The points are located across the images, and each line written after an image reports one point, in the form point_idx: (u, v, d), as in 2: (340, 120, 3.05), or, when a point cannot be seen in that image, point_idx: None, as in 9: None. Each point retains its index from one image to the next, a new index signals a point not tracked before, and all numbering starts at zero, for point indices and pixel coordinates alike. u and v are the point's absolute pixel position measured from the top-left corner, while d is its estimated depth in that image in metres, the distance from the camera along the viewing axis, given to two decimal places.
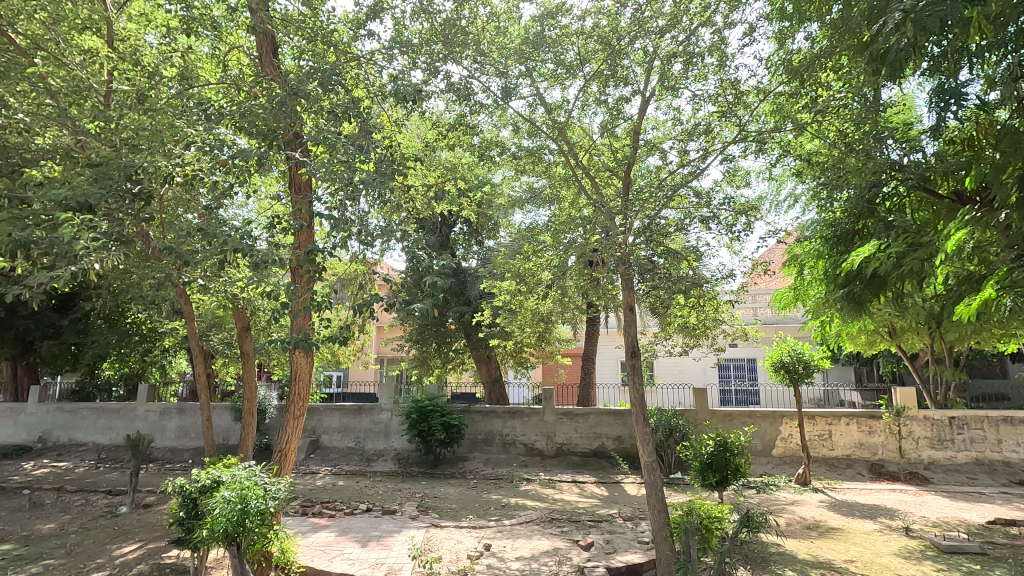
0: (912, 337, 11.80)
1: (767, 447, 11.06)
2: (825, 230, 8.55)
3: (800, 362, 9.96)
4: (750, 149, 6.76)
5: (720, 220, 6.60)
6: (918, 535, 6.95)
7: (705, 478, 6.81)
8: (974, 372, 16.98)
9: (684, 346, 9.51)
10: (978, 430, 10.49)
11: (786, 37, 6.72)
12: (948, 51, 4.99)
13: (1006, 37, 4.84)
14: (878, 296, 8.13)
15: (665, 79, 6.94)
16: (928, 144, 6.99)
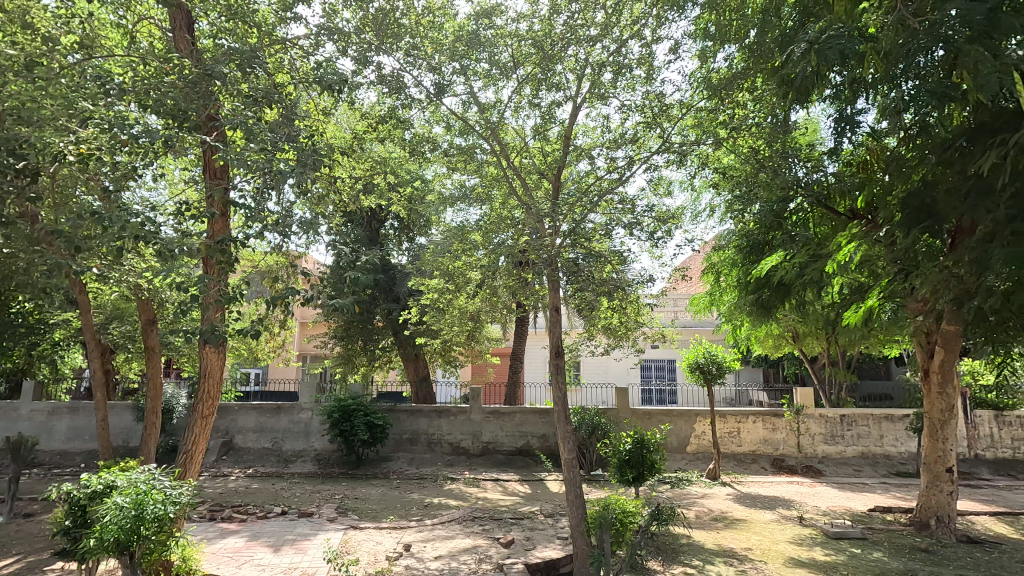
0: (812, 342, 12.82)
1: (681, 444, 11.64)
2: (739, 240, 9.08)
3: (713, 363, 10.53)
4: (673, 160, 7.07)
5: (644, 226, 6.87)
6: (810, 523, 7.57)
7: (622, 475, 7.07)
8: (864, 374, 18.67)
9: (607, 347, 9.81)
10: (864, 427, 11.55)
11: (707, 56, 7.11)
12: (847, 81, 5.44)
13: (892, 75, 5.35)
14: (783, 303, 8.75)
15: (595, 87, 7.15)
16: (829, 164, 7.62)
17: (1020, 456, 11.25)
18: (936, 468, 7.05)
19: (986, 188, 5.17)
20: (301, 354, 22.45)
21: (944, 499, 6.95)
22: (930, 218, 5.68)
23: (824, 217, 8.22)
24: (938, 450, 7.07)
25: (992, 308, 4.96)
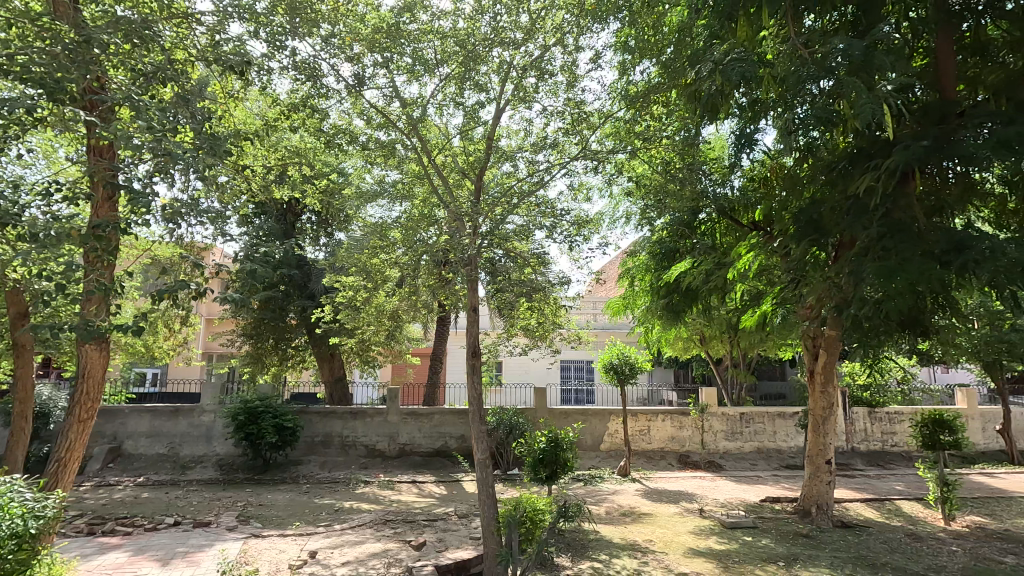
0: (717, 344, 13.66)
1: (595, 442, 12.01)
2: (652, 248, 9.49)
3: (626, 364, 10.95)
4: (591, 166, 7.28)
5: (562, 230, 7.05)
6: (709, 515, 8.05)
7: (536, 474, 7.17)
8: (762, 375, 20.16)
9: (526, 347, 9.93)
10: (760, 424, 12.48)
11: (626, 68, 7.38)
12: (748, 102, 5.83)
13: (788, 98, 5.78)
14: (691, 307, 9.26)
15: (518, 91, 7.22)
16: (735, 178, 8.13)
17: (888, 448, 12.59)
18: (818, 460, 7.69)
19: (862, 208, 5.73)
20: (206, 354, 21.01)
21: (824, 488, 7.60)
22: (816, 232, 6.21)
23: (729, 228, 8.78)
24: (820, 443, 7.71)
25: (863, 316, 5.50)
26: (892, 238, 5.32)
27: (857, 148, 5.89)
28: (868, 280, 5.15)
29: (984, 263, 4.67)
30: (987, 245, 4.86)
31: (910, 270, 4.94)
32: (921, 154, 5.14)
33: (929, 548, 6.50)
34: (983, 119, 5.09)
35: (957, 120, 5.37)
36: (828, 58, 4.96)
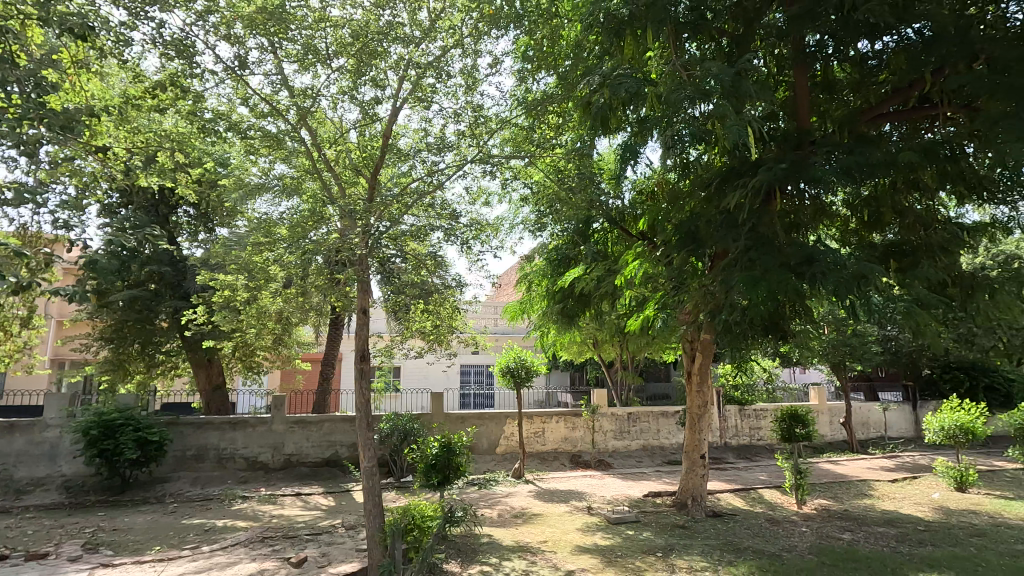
0: (609, 348, 14.29)
1: (491, 446, 12.03)
2: (548, 253, 9.63)
3: (522, 367, 11.09)
4: (488, 170, 7.31)
5: (480, 234, 7.29)
6: (596, 512, 8.34)
7: (427, 480, 7.01)
8: (650, 377, 21.44)
9: (422, 351, 9.75)
10: (646, 423, 13.25)
11: (526, 77, 7.51)
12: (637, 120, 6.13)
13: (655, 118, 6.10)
14: (583, 312, 9.58)
15: (415, 90, 7.09)
16: (627, 190, 8.53)
17: (754, 442, 13.88)
18: (693, 455, 8.19)
19: (732, 222, 6.24)
20: (55, 361, 18.43)
21: (698, 481, 8.15)
22: (693, 243, 6.67)
23: (620, 238, 9.05)
24: (695, 439, 8.21)
25: (731, 321, 5.97)
26: (755, 250, 5.84)
27: (729, 167, 6.42)
28: (735, 287, 5.61)
29: (829, 274, 5.26)
30: (831, 258, 5.49)
31: (770, 280, 5.45)
32: (780, 176, 5.71)
33: (784, 530, 7.19)
34: (829, 148, 5.75)
35: (809, 147, 6.02)
36: (703, 81, 5.36)
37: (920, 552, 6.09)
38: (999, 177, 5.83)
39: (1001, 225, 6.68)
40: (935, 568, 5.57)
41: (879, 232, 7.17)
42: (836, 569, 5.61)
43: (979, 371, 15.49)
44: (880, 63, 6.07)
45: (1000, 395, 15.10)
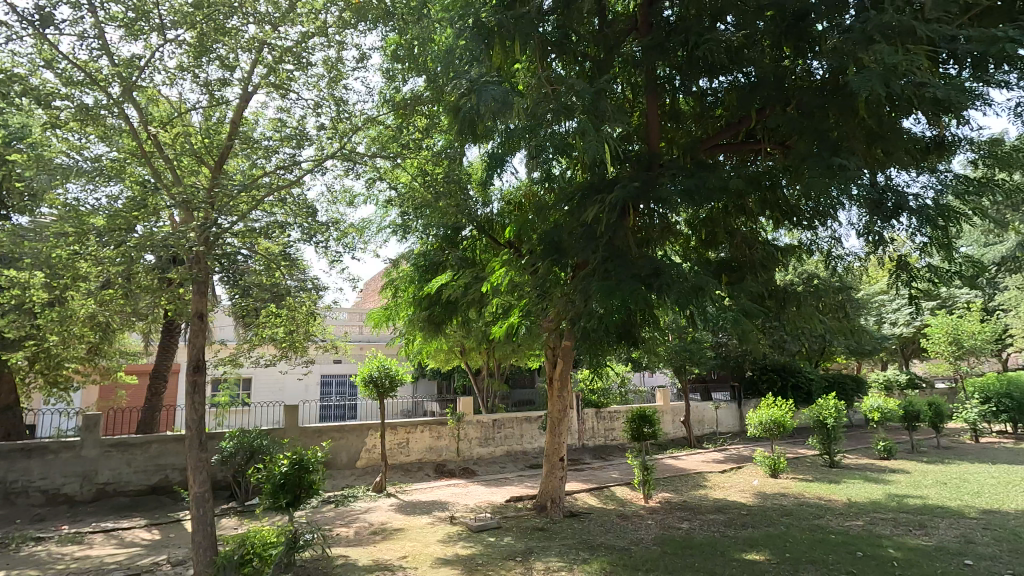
0: (476, 356, 14.32)
1: (351, 460, 11.37)
2: (416, 259, 9.30)
3: (386, 376, 10.53)
4: (352, 168, 6.92)
5: (342, 238, 6.94)
6: (459, 521, 8.18)
7: (274, 501, 6.33)
8: (515, 383, 21.97)
9: (274, 360, 8.92)
10: (510, 428, 13.52)
11: (395, 76, 7.27)
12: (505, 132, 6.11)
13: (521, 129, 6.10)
14: (450, 319, 9.44)
15: (270, 75, 6.49)
16: (496, 200, 8.57)
17: (609, 442, 14.80)
18: (553, 458, 8.40)
19: (591, 234, 6.56)
20: None
21: (557, 483, 8.39)
22: (556, 253, 6.89)
23: (488, 247, 9.04)
24: (555, 442, 8.43)
25: (589, 328, 6.23)
26: (612, 262, 6.21)
27: (589, 183, 6.74)
28: (593, 295, 5.87)
29: (673, 285, 5.73)
30: (675, 271, 5.98)
31: (623, 289, 5.80)
32: (632, 194, 6.14)
33: (632, 524, 7.68)
34: (675, 170, 6.30)
35: (659, 169, 6.55)
36: (566, 97, 5.57)
37: (743, 534, 6.85)
38: (805, 206, 6.83)
39: (805, 248, 7.86)
40: (755, 547, 6.29)
41: (713, 250, 8.03)
42: (677, 557, 6.07)
43: (788, 372, 18.13)
44: (716, 101, 6.81)
45: (803, 392, 17.83)
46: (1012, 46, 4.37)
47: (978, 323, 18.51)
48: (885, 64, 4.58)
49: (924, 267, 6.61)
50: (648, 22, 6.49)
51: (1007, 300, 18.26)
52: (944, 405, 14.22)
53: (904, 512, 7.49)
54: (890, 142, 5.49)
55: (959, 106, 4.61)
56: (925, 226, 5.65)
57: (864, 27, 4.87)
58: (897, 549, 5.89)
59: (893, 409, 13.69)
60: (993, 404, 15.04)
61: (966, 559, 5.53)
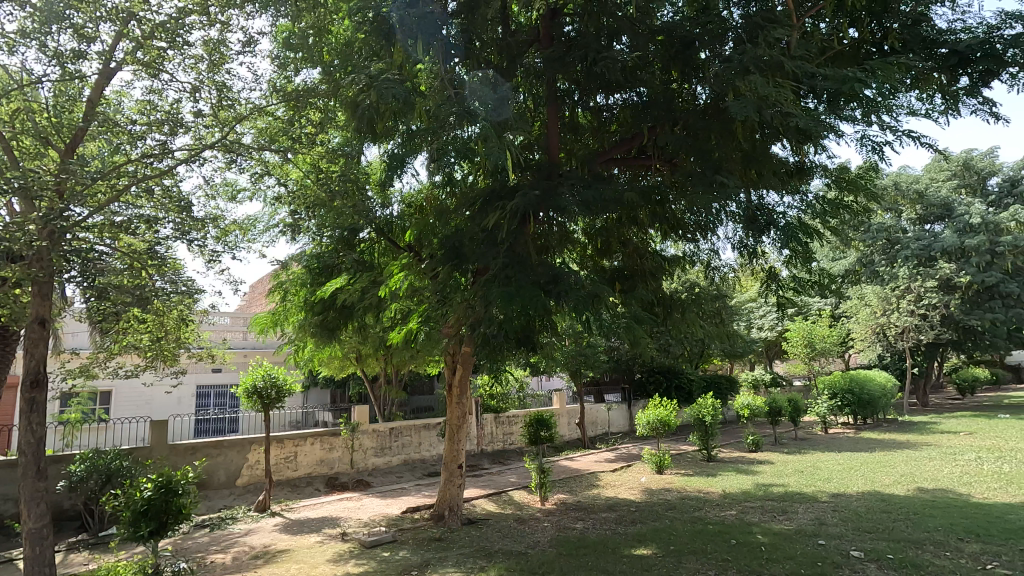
0: (372, 362, 13.77)
1: (230, 478, 10.41)
2: (308, 260, 8.70)
3: (272, 387, 9.73)
4: (235, 160, 6.54)
5: (228, 236, 6.75)
6: (351, 537, 7.75)
7: (132, 531, 5.59)
8: (413, 391, 21.53)
9: (137, 370, 7.92)
10: (407, 437, 13.18)
11: (287, 67, 6.82)
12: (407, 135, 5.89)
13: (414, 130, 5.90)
14: (345, 324, 9.00)
15: (140, 52, 5.82)
16: (396, 202, 8.30)
17: (507, 446, 14.92)
18: (451, 466, 8.24)
19: (492, 240, 6.54)
20: None
21: (455, 491, 8.25)
22: (456, 258, 6.80)
23: (387, 249, 8.64)
24: (453, 450, 8.28)
25: (489, 333, 6.20)
26: (512, 268, 6.23)
27: (490, 189, 6.77)
28: (493, 302, 5.86)
29: (570, 292, 5.89)
30: (572, 278, 6.14)
31: (523, 296, 5.84)
32: (532, 202, 6.25)
33: (529, 528, 7.76)
34: (574, 180, 6.48)
35: (558, 178, 6.70)
36: (469, 101, 5.53)
37: (632, 530, 7.17)
38: (689, 220, 7.33)
39: (688, 259, 8.46)
40: (643, 542, 6.60)
41: (608, 259, 8.39)
42: (572, 558, 6.20)
43: (672, 374, 19.47)
44: (611, 116, 7.24)
45: (685, 392, 19.25)
46: (859, 86, 5.00)
47: (827, 328, 21.13)
48: (759, 94, 5.04)
49: (787, 278, 7.38)
50: (550, 34, 6.64)
51: (850, 308, 21.04)
52: (800, 400, 15.88)
53: (770, 500, 8.27)
54: (762, 164, 6.04)
55: (817, 136, 5.19)
56: (789, 242, 6.30)
57: (741, 58, 5.33)
58: (764, 535, 6.47)
59: (760, 406, 15.17)
60: (839, 398, 17.20)
61: (820, 539, 6.20)
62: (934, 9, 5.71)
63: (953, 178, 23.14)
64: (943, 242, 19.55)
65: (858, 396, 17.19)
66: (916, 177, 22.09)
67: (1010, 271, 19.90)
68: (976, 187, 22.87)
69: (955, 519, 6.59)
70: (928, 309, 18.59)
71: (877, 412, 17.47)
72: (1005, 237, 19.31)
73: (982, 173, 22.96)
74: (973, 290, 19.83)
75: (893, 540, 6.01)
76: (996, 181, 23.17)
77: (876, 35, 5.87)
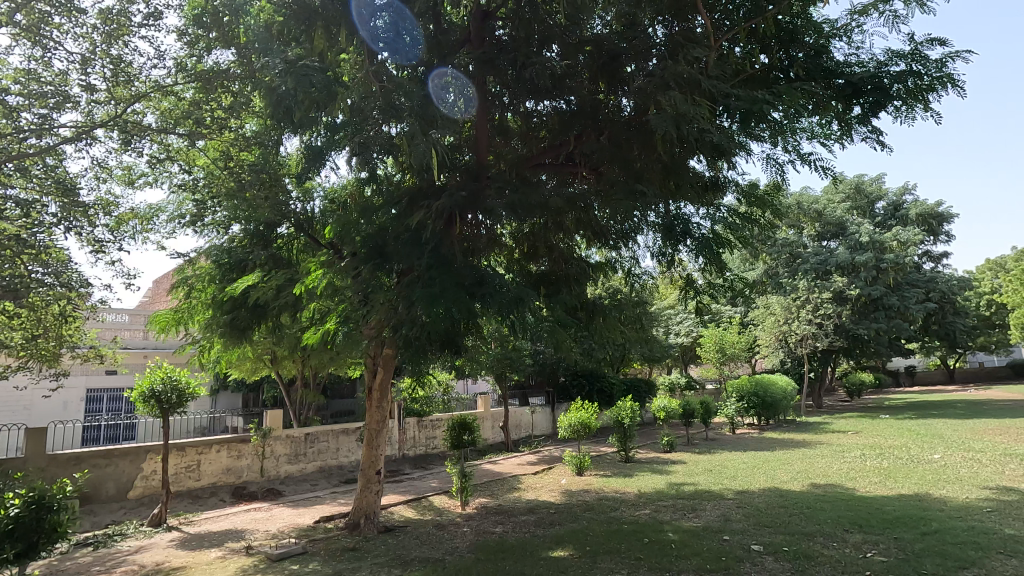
0: (288, 364, 13.09)
1: (120, 490, 9.46)
2: (218, 255, 8.02)
3: (173, 391, 8.93)
4: (131, 143, 6.26)
5: (123, 225, 6.74)
6: (256, 550, 7.24)
7: None
8: (333, 394, 20.79)
9: (8, 370, 7.06)
10: (324, 442, 12.64)
11: (196, 49, 6.36)
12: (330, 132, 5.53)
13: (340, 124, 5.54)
14: (257, 325, 8.34)
15: (20, 16, 5.23)
16: (317, 198, 7.96)
17: (430, 450, 14.69)
18: (369, 473, 7.93)
19: (416, 240, 6.33)
20: None
21: (372, 498, 7.95)
22: (379, 257, 6.52)
23: (306, 247, 8.21)
24: (371, 455, 7.98)
25: (412, 336, 6.02)
26: (437, 269, 6.05)
27: (417, 188, 6.62)
28: (416, 303, 5.69)
29: (495, 295, 5.82)
30: (496, 280, 6.09)
31: (446, 297, 5.70)
32: (458, 202, 6.18)
33: (448, 533, 7.63)
34: (501, 183, 6.44)
35: (485, 180, 6.64)
36: (394, 96, 5.37)
37: (551, 533, 7.23)
38: (612, 228, 7.54)
39: (611, 265, 8.70)
40: (560, 544, 6.67)
41: (534, 263, 8.46)
42: (490, 563, 6.14)
43: (594, 377, 20.04)
44: (541, 123, 7.22)
45: (606, 395, 19.90)
46: (767, 108, 5.36)
47: (736, 335, 22.60)
48: (677, 110, 5.24)
49: (701, 287, 7.76)
50: (480, 36, 6.58)
51: (757, 316, 22.57)
52: (711, 403, 16.78)
53: (681, 498, 8.65)
54: (680, 177, 6.33)
55: (729, 153, 5.48)
56: (702, 252, 6.62)
57: (663, 74, 5.54)
58: (675, 532, 6.73)
59: (675, 408, 15.89)
60: (745, 401, 18.36)
61: (725, 535, 6.53)
62: (833, 42, 6.19)
63: (847, 201, 25.45)
64: (837, 258, 21.44)
65: (762, 399, 18.42)
66: (815, 198, 24.13)
67: (892, 285, 22.13)
68: (866, 209, 25.29)
69: (842, 511, 7.20)
70: (823, 318, 20.29)
71: (778, 413, 18.82)
72: (888, 254, 21.36)
73: (871, 197, 25.45)
74: (862, 302, 21.78)
75: (789, 533, 6.44)
76: (882, 204, 25.75)
77: (783, 62, 6.28)
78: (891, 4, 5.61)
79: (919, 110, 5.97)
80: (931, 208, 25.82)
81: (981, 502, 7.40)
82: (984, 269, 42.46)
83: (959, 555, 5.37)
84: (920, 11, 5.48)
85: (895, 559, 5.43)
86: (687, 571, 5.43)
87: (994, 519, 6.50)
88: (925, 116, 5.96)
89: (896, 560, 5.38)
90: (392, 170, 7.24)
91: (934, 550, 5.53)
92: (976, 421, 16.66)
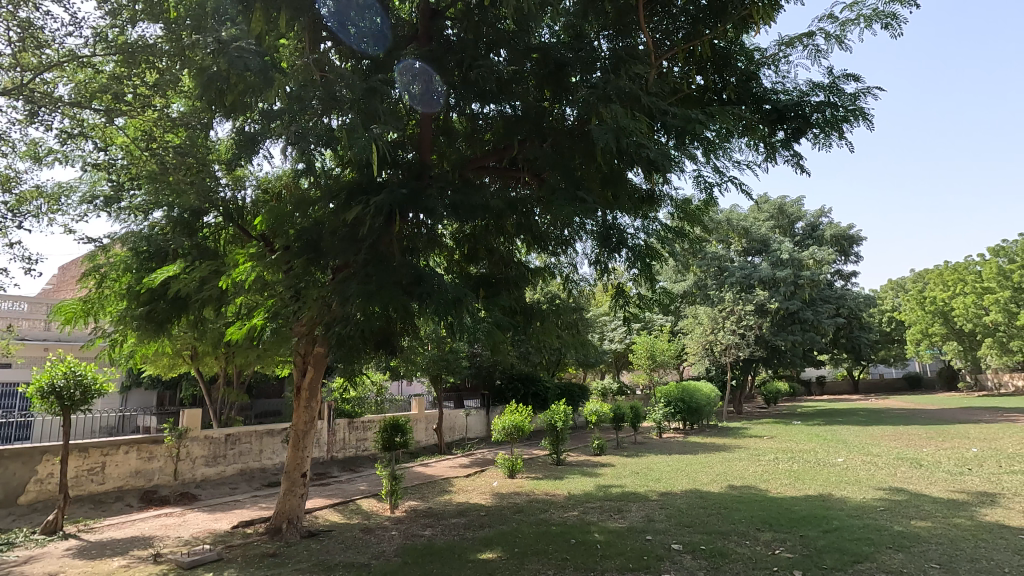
0: (210, 361, 12.43)
1: (9, 496, 8.58)
2: (135, 242, 7.39)
3: (77, 387, 8.20)
4: (38, 114, 5.77)
5: (25, 204, 6.28)
6: (165, 558, 6.77)
7: None
8: (257, 394, 19.93)
9: None
10: (246, 444, 12.06)
11: (116, 22, 5.95)
12: (266, 119, 5.21)
13: (277, 110, 5.16)
14: (177, 319, 7.79)
15: None
16: (248, 187, 7.57)
17: (359, 453, 14.31)
18: (294, 475, 7.61)
19: (353, 236, 6.14)
20: None
21: (296, 502, 7.64)
22: (314, 252, 6.25)
23: (235, 238, 7.81)
24: (298, 456, 7.67)
25: (344, 334, 5.80)
26: (373, 266, 5.87)
27: (356, 183, 6.38)
28: (351, 299, 5.50)
29: (433, 294, 5.61)
30: (434, 279, 5.93)
31: (383, 296, 5.54)
32: (399, 200, 5.94)
33: (374, 538, 7.44)
34: (444, 183, 6.37)
35: (427, 180, 6.51)
36: (335, 87, 5.21)
37: (479, 535, 7.23)
38: (552, 234, 7.65)
39: (550, 271, 8.80)
40: (489, 546, 6.67)
41: (474, 265, 8.53)
42: (417, 566, 6.06)
43: (529, 381, 20.27)
44: (486, 125, 7.19)
45: (541, 399, 20.19)
46: (700, 128, 5.61)
47: (666, 342, 23.58)
48: (618, 122, 5.37)
49: (634, 296, 8.01)
50: (428, 34, 6.49)
51: (686, 326, 23.60)
52: (640, 408, 17.37)
53: (607, 500, 8.90)
54: (618, 187, 6.46)
55: (664, 169, 5.69)
56: (636, 262, 6.79)
57: (606, 86, 5.65)
58: (601, 533, 6.92)
59: (606, 412, 16.24)
60: (671, 406, 19.07)
61: (647, 535, 6.76)
62: (762, 70, 6.65)
63: (771, 220, 27.19)
64: (760, 272, 22.80)
65: (687, 404, 19.22)
66: (743, 215, 25.67)
67: (808, 300, 23.58)
68: (787, 228, 27.05)
69: (756, 511, 7.64)
70: (745, 329, 21.51)
71: (702, 419, 19.73)
72: (805, 271, 22.98)
73: (792, 217, 27.25)
74: (780, 315, 23.02)
75: (706, 533, 6.75)
76: (801, 225, 27.64)
77: (717, 85, 6.64)
78: (814, 39, 6.07)
79: (835, 139, 6.45)
80: (843, 230, 28.01)
81: (874, 501, 8.11)
82: (886, 288, 46.63)
83: (854, 551, 5.82)
84: (838, 47, 5.96)
85: (799, 555, 5.79)
86: (610, 570, 5.57)
87: (885, 517, 7.11)
88: (840, 144, 6.44)
89: (800, 557, 5.75)
90: (331, 164, 6.98)
91: (834, 547, 5.97)
92: (875, 428, 18.19)
